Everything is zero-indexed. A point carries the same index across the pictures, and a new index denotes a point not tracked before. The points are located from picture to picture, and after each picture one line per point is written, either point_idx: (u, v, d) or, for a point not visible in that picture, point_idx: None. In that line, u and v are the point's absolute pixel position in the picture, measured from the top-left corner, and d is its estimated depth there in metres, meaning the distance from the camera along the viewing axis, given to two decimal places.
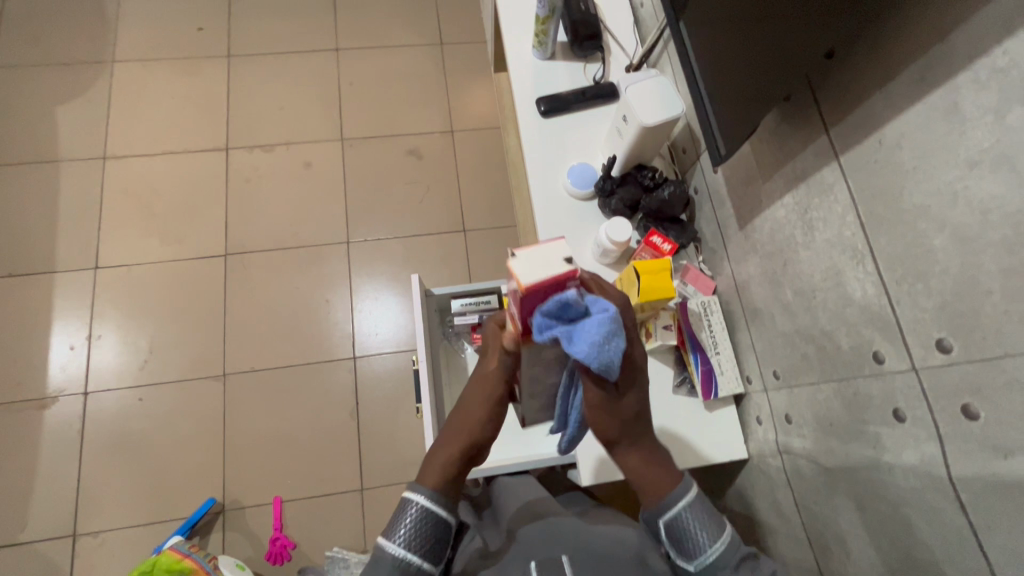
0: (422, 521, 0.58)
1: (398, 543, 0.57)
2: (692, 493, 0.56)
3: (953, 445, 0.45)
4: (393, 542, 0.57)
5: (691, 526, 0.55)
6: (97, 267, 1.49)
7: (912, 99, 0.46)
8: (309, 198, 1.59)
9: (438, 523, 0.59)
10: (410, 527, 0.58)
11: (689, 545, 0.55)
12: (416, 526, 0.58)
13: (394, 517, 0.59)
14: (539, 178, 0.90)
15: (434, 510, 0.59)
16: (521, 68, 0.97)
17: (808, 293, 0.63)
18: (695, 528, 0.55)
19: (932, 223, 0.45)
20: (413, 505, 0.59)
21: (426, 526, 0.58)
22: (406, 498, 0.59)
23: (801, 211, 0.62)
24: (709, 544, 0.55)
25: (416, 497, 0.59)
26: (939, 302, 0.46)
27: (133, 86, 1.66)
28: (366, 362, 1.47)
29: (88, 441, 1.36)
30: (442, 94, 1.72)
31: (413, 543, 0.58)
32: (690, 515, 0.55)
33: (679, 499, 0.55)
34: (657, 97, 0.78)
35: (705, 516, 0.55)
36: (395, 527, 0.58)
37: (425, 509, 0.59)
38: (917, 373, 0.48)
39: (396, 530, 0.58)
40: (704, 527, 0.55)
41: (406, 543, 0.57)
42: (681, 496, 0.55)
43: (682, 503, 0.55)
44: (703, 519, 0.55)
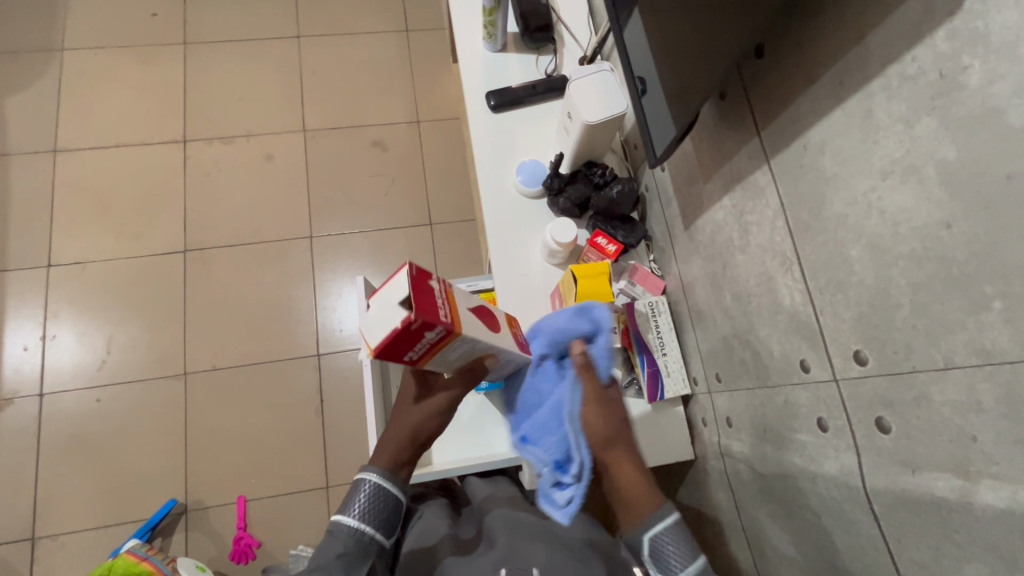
0: (375, 498, 0.57)
1: (353, 515, 0.56)
2: (672, 520, 0.50)
3: (868, 458, 0.45)
4: (349, 516, 0.56)
5: (666, 548, 0.49)
6: (50, 265, 1.45)
7: (832, 103, 0.44)
8: (271, 191, 1.55)
9: (389, 500, 0.58)
10: (363, 505, 0.57)
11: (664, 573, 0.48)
12: (371, 503, 0.57)
13: (348, 495, 0.58)
14: (489, 174, 0.88)
15: (388, 487, 0.58)
16: (471, 60, 0.94)
17: (744, 298, 0.62)
18: (671, 552, 0.49)
19: (850, 233, 0.44)
20: (366, 484, 0.57)
21: (380, 503, 0.57)
22: (360, 476, 0.58)
23: (738, 214, 0.61)
24: (680, 566, 0.48)
25: (368, 476, 0.58)
26: (856, 313, 0.45)
27: (85, 76, 1.60)
28: (331, 358, 1.45)
29: (44, 444, 1.33)
30: (408, 83, 1.68)
31: (368, 517, 0.57)
32: (671, 537, 0.49)
33: (659, 517, 0.50)
34: (602, 93, 0.75)
35: (681, 539, 0.49)
36: (351, 502, 0.57)
37: (378, 486, 0.57)
38: (837, 383, 0.48)
39: (351, 504, 0.57)
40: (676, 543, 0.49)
41: (361, 516, 0.56)
42: (662, 516, 0.50)
43: (662, 524, 0.50)
44: (678, 542, 0.49)
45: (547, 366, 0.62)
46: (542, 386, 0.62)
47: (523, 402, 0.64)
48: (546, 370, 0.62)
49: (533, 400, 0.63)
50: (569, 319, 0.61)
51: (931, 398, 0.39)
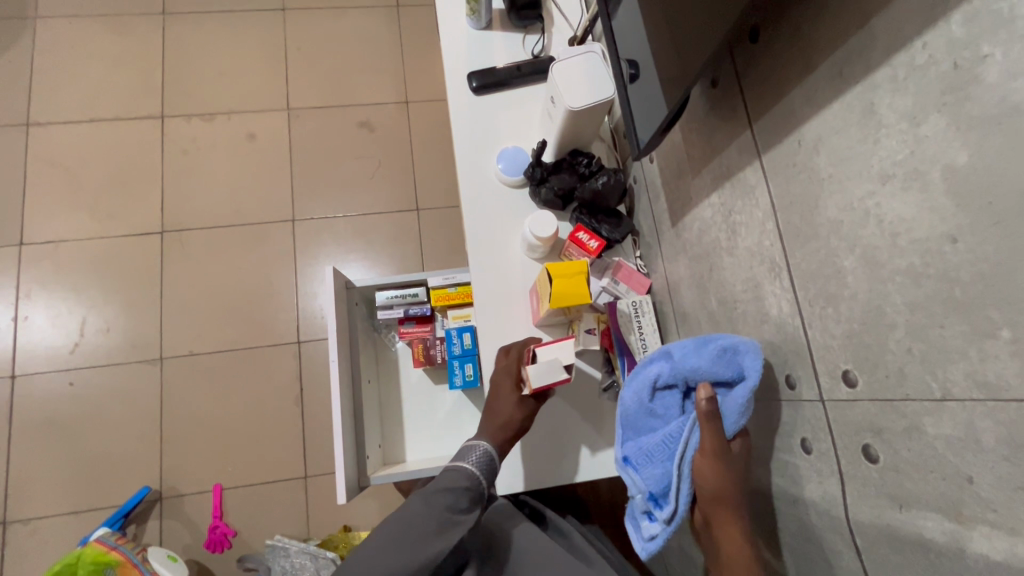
0: (485, 462, 0.63)
1: (472, 464, 0.62)
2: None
3: (852, 487, 0.41)
4: (467, 463, 0.63)
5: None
6: (22, 244, 1.40)
7: (830, 96, 0.40)
8: (253, 172, 1.50)
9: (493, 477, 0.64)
10: (477, 461, 0.63)
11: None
12: (482, 463, 0.63)
13: (465, 447, 0.64)
14: (469, 161, 0.83)
15: (493, 458, 0.64)
16: (454, 38, 0.88)
17: (730, 303, 0.58)
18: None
19: (843, 241, 0.40)
20: (480, 449, 0.64)
21: (488, 468, 0.63)
22: (475, 439, 0.65)
23: (726, 213, 0.56)
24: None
25: (482, 443, 0.64)
26: (846, 330, 0.41)
27: (59, 46, 1.53)
28: (312, 346, 1.41)
29: (16, 427, 1.30)
30: (398, 62, 1.61)
31: (481, 474, 0.63)
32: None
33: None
34: (589, 77, 0.70)
35: None
36: (465, 456, 0.64)
37: (490, 452, 0.64)
38: (824, 404, 0.44)
39: (468, 456, 0.63)
40: None
41: (474, 469, 0.62)
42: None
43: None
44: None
45: (668, 396, 0.54)
46: (655, 414, 0.55)
47: (629, 420, 0.57)
48: (668, 399, 0.54)
49: (644, 424, 0.56)
50: (712, 362, 0.50)
51: (924, 430, 0.35)
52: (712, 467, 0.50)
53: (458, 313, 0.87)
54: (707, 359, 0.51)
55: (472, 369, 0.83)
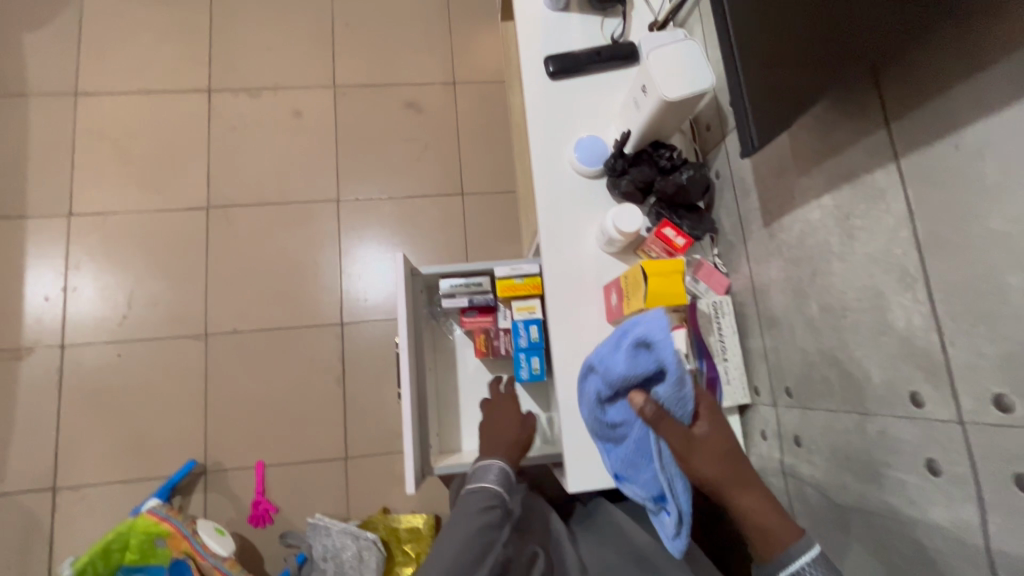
0: (502, 478, 0.73)
1: (491, 481, 0.72)
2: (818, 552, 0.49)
3: (996, 516, 0.40)
4: (486, 481, 0.72)
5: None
6: (71, 214, 1.40)
7: (1008, 98, 0.37)
8: (298, 150, 1.48)
9: (511, 487, 0.74)
10: (494, 478, 0.72)
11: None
12: (499, 478, 0.73)
13: (483, 468, 0.74)
14: (543, 149, 0.80)
15: (509, 473, 0.74)
16: (529, 19, 0.85)
17: (837, 311, 0.55)
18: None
19: (1009, 256, 0.38)
20: (495, 468, 0.74)
21: (506, 482, 0.73)
22: (489, 460, 0.74)
23: (841, 217, 0.53)
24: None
25: (496, 462, 0.74)
26: (1005, 351, 0.38)
27: (107, 15, 1.51)
28: (355, 328, 1.41)
29: (65, 396, 1.32)
30: (446, 41, 1.57)
31: (501, 488, 0.72)
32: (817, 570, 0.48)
33: (799, 553, 0.49)
34: (685, 66, 0.67)
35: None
36: (484, 475, 0.73)
37: (505, 470, 0.74)
38: (963, 427, 0.42)
39: (487, 476, 0.73)
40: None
41: (494, 485, 0.72)
42: (799, 550, 0.49)
43: (806, 558, 0.48)
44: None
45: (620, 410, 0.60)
46: (619, 427, 0.60)
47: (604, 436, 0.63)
48: (620, 408, 0.60)
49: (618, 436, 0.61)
50: (629, 361, 0.55)
51: None
52: (692, 453, 0.54)
53: (522, 305, 0.84)
54: (625, 363, 0.55)
55: (537, 362, 0.83)
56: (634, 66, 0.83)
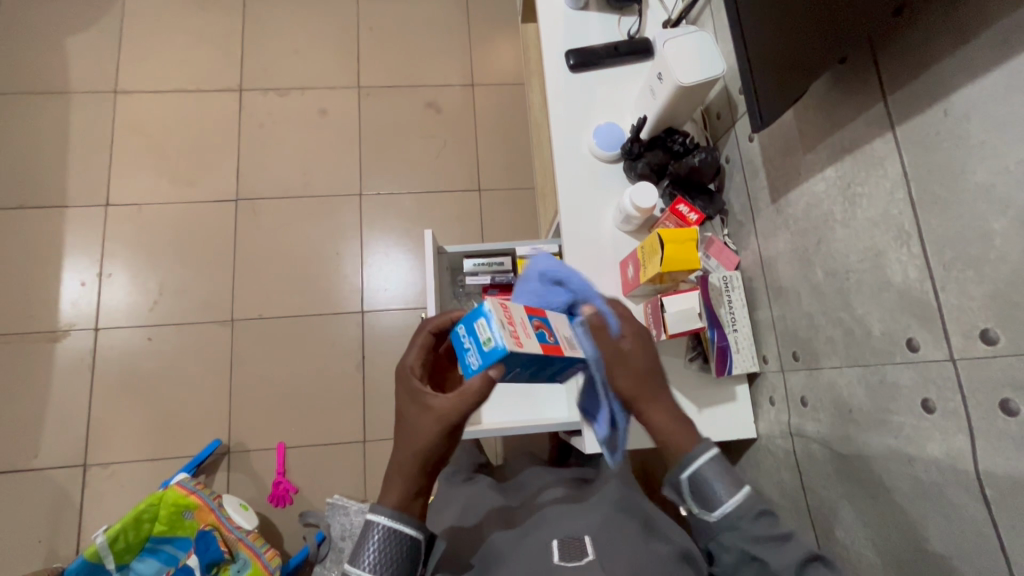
0: (386, 544, 0.52)
1: (365, 567, 0.51)
2: (710, 455, 0.52)
3: (985, 441, 0.44)
4: (359, 567, 0.51)
5: (708, 484, 0.51)
6: (108, 205, 1.48)
7: (989, 65, 0.42)
8: (323, 147, 1.55)
9: (401, 546, 0.52)
10: (377, 550, 0.51)
11: (709, 505, 0.52)
12: (381, 551, 0.51)
13: (357, 542, 0.52)
14: (563, 136, 0.86)
15: (398, 531, 0.52)
16: (551, 17, 0.91)
17: (840, 274, 0.59)
18: (715, 484, 0.51)
19: (993, 205, 0.43)
20: (376, 528, 0.52)
21: (392, 548, 0.52)
22: (367, 522, 0.52)
23: (843, 185, 0.58)
24: (724, 498, 0.51)
25: (379, 518, 0.52)
26: (990, 290, 0.43)
27: (146, 19, 1.60)
28: (374, 316, 1.46)
29: (97, 376, 1.38)
30: (465, 45, 1.65)
31: (384, 567, 0.51)
32: (711, 475, 0.51)
33: (697, 459, 0.51)
34: (698, 56, 0.72)
35: (720, 475, 0.51)
36: (360, 551, 0.52)
37: (389, 531, 0.52)
38: (954, 364, 0.46)
39: (362, 555, 0.51)
40: (719, 479, 0.51)
41: (373, 567, 0.51)
42: (699, 455, 0.52)
43: (703, 458, 0.51)
44: (719, 474, 0.51)
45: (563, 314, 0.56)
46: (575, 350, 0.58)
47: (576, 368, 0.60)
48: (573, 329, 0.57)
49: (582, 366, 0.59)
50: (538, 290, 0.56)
51: None
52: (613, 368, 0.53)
53: None
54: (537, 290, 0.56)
55: (487, 332, 0.46)
56: (648, 60, 0.88)
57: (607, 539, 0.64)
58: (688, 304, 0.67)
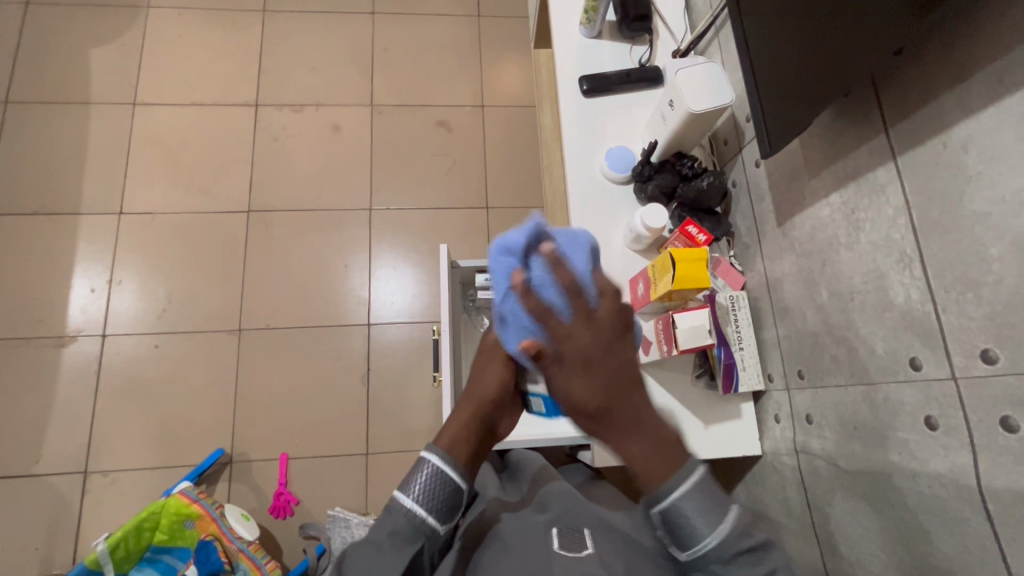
0: (434, 480, 0.59)
1: (411, 496, 0.58)
2: (698, 477, 0.48)
3: (987, 457, 0.46)
4: (408, 495, 0.58)
5: (688, 514, 0.47)
6: (121, 213, 1.50)
7: (984, 101, 0.46)
8: (335, 161, 1.59)
9: (447, 490, 0.59)
10: (424, 483, 0.58)
11: (691, 538, 0.47)
12: (428, 484, 0.58)
13: (409, 472, 0.59)
14: (576, 158, 0.89)
15: (447, 472, 0.59)
16: (566, 44, 0.96)
17: (844, 295, 0.62)
18: (694, 517, 0.47)
19: (990, 231, 0.45)
20: (428, 464, 0.60)
21: (437, 486, 0.58)
22: (423, 456, 0.60)
23: (848, 211, 0.61)
24: (707, 532, 0.47)
25: (432, 456, 0.60)
26: (989, 312, 0.46)
27: (166, 35, 1.65)
28: (380, 329, 1.47)
29: (102, 382, 1.38)
30: (476, 68, 1.70)
31: (429, 501, 0.58)
32: (693, 508, 0.47)
33: (674, 488, 0.47)
34: (708, 84, 0.76)
35: (708, 500, 0.47)
36: (410, 481, 0.59)
37: (438, 470, 0.59)
38: (956, 382, 0.49)
39: (411, 485, 0.58)
40: (701, 510, 0.47)
41: (418, 497, 0.58)
42: (675, 486, 0.47)
43: (681, 488, 0.47)
44: (702, 504, 0.47)
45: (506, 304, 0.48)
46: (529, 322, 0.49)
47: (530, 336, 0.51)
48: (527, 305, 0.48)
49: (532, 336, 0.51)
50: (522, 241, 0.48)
51: None
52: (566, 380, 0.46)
53: None
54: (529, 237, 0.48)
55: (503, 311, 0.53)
56: (659, 87, 0.92)
57: (609, 539, 0.66)
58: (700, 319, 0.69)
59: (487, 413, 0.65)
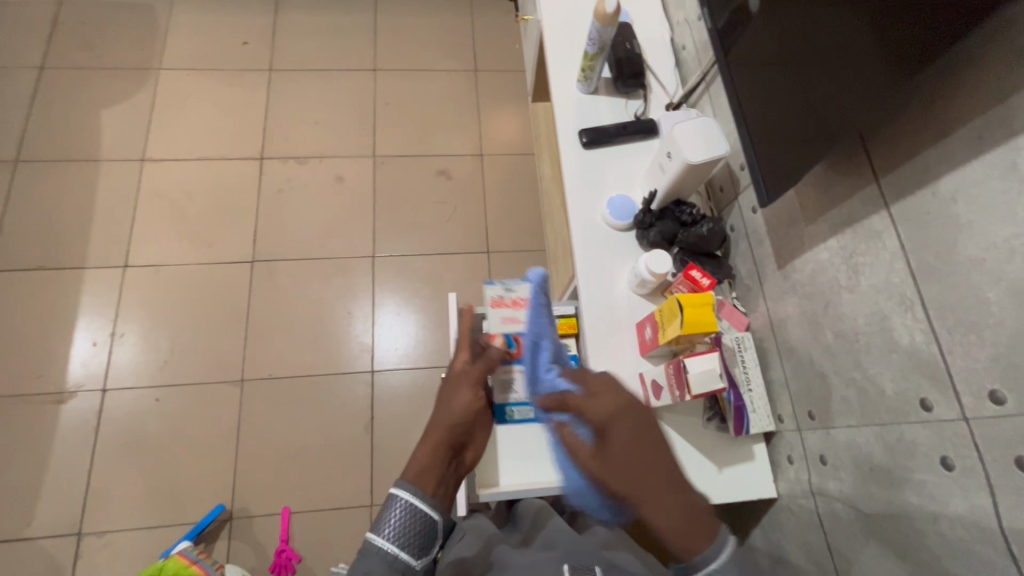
0: (406, 516, 0.62)
1: (383, 534, 0.61)
2: (729, 552, 0.52)
3: (1006, 498, 0.47)
4: (380, 535, 0.61)
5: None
6: (126, 265, 1.51)
7: (968, 156, 0.49)
8: (338, 211, 1.62)
9: (419, 521, 0.62)
10: (397, 520, 0.61)
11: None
12: (400, 521, 0.61)
13: (381, 512, 0.62)
14: (579, 207, 0.92)
15: (418, 506, 0.62)
16: (565, 99, 1.01)
17: (849, 337, 0.64)
18: None
19: (986, 276, 0.48)
20: (399, 501, 0.62)
21: (411, 522, 0.62)
22: (391, 494, 0.63)
23: (846, 255, 0.63)
24: None
25: (401, 493, 0.63)
26: (993, 354, 0.47)
27: (176, 94, 1.71)
28: (383, 376, 1.47)
29: (101, 439, 1.36)
30: (474, 119, 1.77)
31: (402, 539, 0.61)
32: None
33: (711, 559, 0.52)
34: (702, 137, 0.80)
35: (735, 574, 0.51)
36: (381, 520, 0.62)
37: (409, 505, 0.62)
38: (967, 422, 0.50)
39: (383, 523, 0.61)
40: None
41: (391, 535, 0.61)
42: (711, 557, 0.52)
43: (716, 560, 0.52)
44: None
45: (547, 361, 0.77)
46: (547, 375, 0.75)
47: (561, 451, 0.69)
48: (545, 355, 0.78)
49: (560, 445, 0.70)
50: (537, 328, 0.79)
51: None
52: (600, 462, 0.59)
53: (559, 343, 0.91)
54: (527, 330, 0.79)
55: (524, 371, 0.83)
56: (655, 138, 0.97)
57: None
58: (709, 364, 0.70)
59: (456, 436, 0.69)
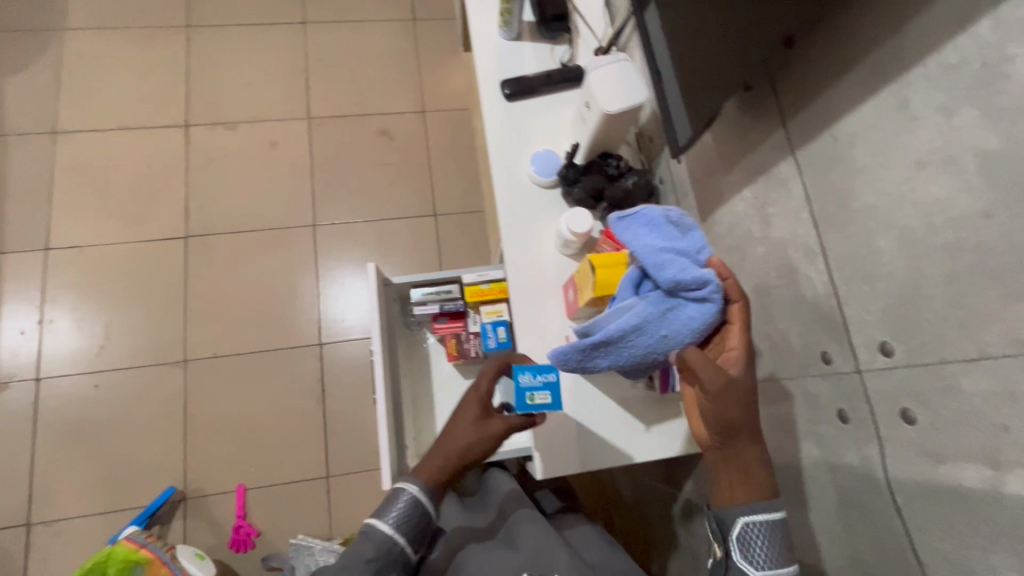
0: (410, 509, 0.63)
1: (389, 522, 0.62)
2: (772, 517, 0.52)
3: (892, 449, 0.46)
4: (384, 521, 0.62)
5: (754, 539, 0.52)
6: (48, 248, 1.43)
7: (865, 94, 0.45)
8: (274, 178, 1.54)
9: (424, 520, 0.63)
10: (400, 512, 0.62)
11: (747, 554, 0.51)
12: (405, 513, 0.63)
13: (386, 500, 0.64)
14: (503, 164, 0.87)
15: (422, 502, 0.63)
16: (486, 47, 0.93)
17: (763, 290, 0.61)
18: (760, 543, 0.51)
19: (880, 224, 0.45)
20: (405, 494, 0.63)
21: (414, 515, 0.63)
22: (399, 486, 0.64)
23: (759, 206, 0.60)
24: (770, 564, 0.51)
25: (409, 487, 0.64)
26: (883, 305, 0.46)
27: (86, 57, 1.57)
28: (334, 348, 1.44)
29: (40, 430, 1.32)
30: (415, 72, 1.67)
31: (402, 529, 0.62)
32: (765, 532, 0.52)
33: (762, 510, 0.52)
34: (622, 83, 0.75)
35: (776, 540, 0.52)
36: (387, 508, 0.63)
37: (414, 500, 0.63)
38: (861, 375, 0.48)
39: (387, 512, 0.63)
40: (771, 546, 0.51)
41: (395, 524, 0.62)
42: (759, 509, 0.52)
43: (763, 515, 0.52)
44: (768, 538, 0.52)
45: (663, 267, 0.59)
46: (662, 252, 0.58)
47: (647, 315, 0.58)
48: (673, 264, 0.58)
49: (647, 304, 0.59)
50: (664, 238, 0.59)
51: (961, 389, 0.40)
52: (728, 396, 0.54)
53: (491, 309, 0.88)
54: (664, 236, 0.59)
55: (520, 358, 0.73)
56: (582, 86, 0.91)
57: None
58: None
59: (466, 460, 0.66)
